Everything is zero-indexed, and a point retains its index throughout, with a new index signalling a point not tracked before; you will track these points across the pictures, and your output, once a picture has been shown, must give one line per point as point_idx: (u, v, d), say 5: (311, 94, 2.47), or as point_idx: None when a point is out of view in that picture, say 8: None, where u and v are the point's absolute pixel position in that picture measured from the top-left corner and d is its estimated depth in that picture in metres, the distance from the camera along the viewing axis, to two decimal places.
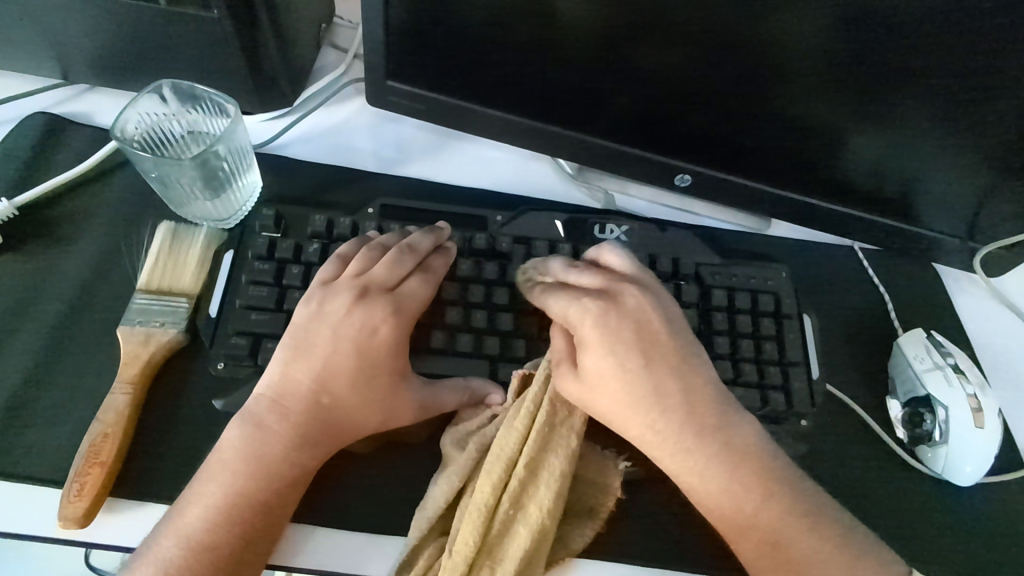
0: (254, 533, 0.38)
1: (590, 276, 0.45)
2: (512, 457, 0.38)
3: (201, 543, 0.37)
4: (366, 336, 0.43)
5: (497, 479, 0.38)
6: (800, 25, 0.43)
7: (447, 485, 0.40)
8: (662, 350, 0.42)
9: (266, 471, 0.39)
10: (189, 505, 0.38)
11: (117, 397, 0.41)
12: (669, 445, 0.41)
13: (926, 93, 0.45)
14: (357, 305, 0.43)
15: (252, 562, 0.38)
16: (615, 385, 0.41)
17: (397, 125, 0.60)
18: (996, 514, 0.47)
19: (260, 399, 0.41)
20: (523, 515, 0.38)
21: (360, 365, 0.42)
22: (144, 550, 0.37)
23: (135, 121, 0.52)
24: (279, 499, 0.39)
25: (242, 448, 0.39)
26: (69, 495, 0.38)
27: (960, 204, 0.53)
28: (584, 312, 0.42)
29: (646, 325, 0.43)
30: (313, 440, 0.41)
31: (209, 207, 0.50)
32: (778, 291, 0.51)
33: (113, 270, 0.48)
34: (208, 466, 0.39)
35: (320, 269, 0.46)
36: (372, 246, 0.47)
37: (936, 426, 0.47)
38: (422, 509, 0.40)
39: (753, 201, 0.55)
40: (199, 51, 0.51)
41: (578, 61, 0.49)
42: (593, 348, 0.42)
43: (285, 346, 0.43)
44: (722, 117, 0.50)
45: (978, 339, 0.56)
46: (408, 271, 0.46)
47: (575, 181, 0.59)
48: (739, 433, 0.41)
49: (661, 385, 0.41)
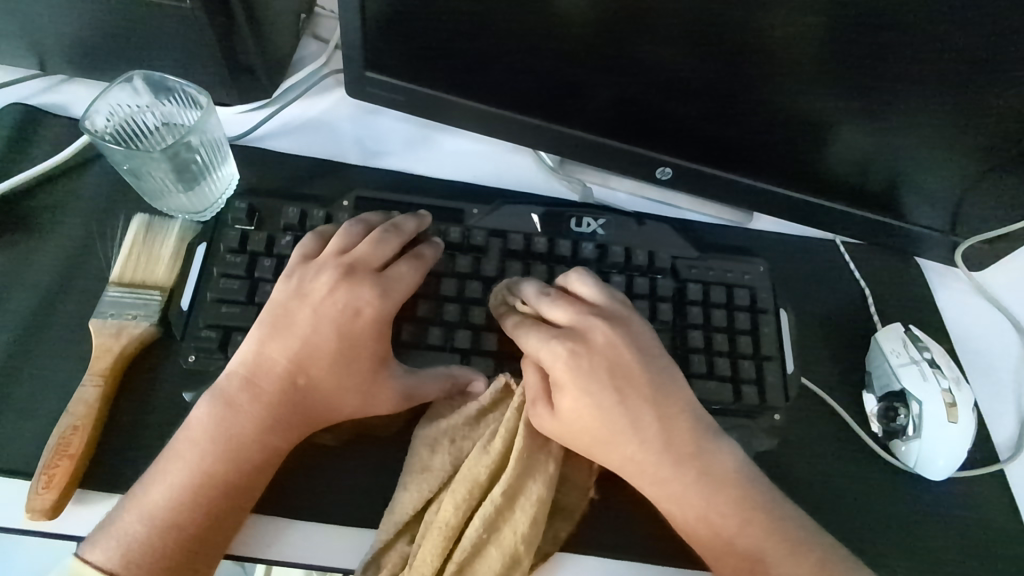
0: (217, 512, 0.38)
1: (561, 310, 0.44)
2: (480, 479, 0.39)
3: (166, 520, 0.37)
4: (350, 317, 0.43)
5: (463, 498, 0.39)
6: (776, 19, 0.43)
7: (417, 495, 0.40)
8: (636, 383, 0.42)
9: (232, 450, 0.39)
10: (152, 482, 0.38)
11: (88, 389, 0.42)
12: (648, 475, 0.41)
13: (902, 87, 0.45)
14: (340, 285, 0.43)
15: (212, 541, 0.38)
16: (591, 423, 0.40)
17: (376, 117, 0.60)
18: (968, 508, 0.47)
19: (233, 377, 0.41)
20: (496, 538, 0.38)
21: (341, 347, 0.42)
22: (105, 525, 0.37)
23: (107, 113, 0.52)
24: (245, 478, 0.39)
25: (210, 425, 0.40)
26: (37, 486, 0.38)
27: (943, 198, 0.53)
28: (556, 355, 0.41)
29: (620, 361, 0.42)
30: (286, 422, 0.41)
31: (182, 199, 0.50)
32: (753, 285, 0.51)
33: (87, 263, 0.48)
34: (174, 443, 0.40)
35: (297, 244, 0.47)
36: (355, 223, 0.47)
37: (910, 420, 0.47)
38: (389, 514, 0.40)
39: (731, 194, 0.55)
40: (175, 41, 0.51)
41: (553, 53, 0.48)
42: (569, 390, 0.41)
43: (263, 324, 0.43)
44: (700, 109, 0.50)
45: (960, 334, 0.56)
46: (393, 251, 0.46)
47: (555, 173, 0.59)
48: (717, 460, 0.42)
49: (637, 415, 0.41)
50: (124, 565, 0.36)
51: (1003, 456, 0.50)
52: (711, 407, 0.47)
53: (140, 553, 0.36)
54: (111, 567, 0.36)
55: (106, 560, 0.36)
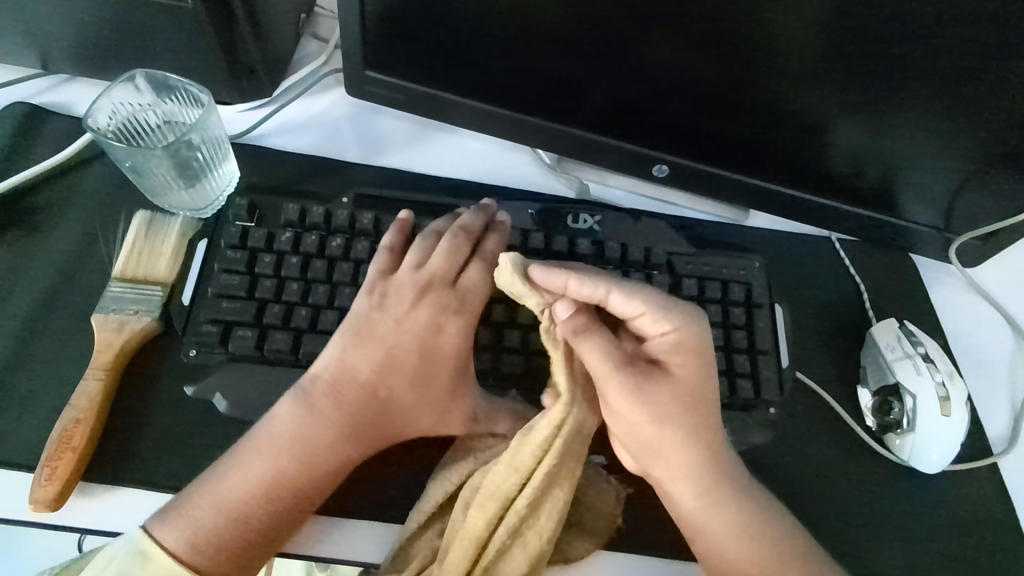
0: (283, 514, 0.39)
1: (651, 289, 0.42)
2: (506, 490, 0.38)
3: (237, 514, 0.38)
4: (432, 333, 0.45)
5: (495, 511, 0.38)
6: (770, 18, 0.43)
7: (442, 489, 0.41)
8: (689, 389, 0.40)
9: (311, 459, 0.40)
10: (230, 473, 0.39)
11: (90, 383, 0.42)
12: (695, 474, 0.41)
13: (894, 85, 0.45)
14: (421, 301, 0.46)
15: (279, 538, 0.39)
16: (637, 423, 0.40)
17: (376, 115, 0.60)
18: (961, 501, 0.48)
19: (319, 382, 0.43)
20: (521, 541, 0.38)
21: (422, 361, 0.44)
22: (177, 506, 0.38)
23: (108, 112, 0.52)
24: (319, 487, 0.41)
25: (293, 428, 0.41)
26: (40, 478, 0.39)
27: (936, 194, 0.53)
28: (662, 333, 0.40)
29: (702, 354, 0.42)
30: (366, 433, 0.42)
31: (183, 197, 0.51)
32: (748, 281, 0.52)
33: (90, 259, 0.48)
34: (254, 439, 0.41)
35: (370, 263, 0.48)
36: (427, 233, 0.49)
37: (904, 414, 0.48)
38: (419, 508, 0.41)
39: (727, 190, 0.55)
40: (177, 41, 0.52)
41: (549, 51, 0.49)
42: (658, 372, 0.40)
43: (345, 331, 0.44)
44: (695, 107, 0.50)
45: (954, 329, 0.57)
46: (465, 260, 0.48)
47: (553, 171, 0.59)
48: (746, 482, 0.42)
49: (684, 422, 0.40)
50: (191, 552, 0.37)
51: (996, 450, 0.51)
52: None
53: (207, 542, 0.37)
54: (179, 551, 0.37)
55: (176, 544, 0.37)
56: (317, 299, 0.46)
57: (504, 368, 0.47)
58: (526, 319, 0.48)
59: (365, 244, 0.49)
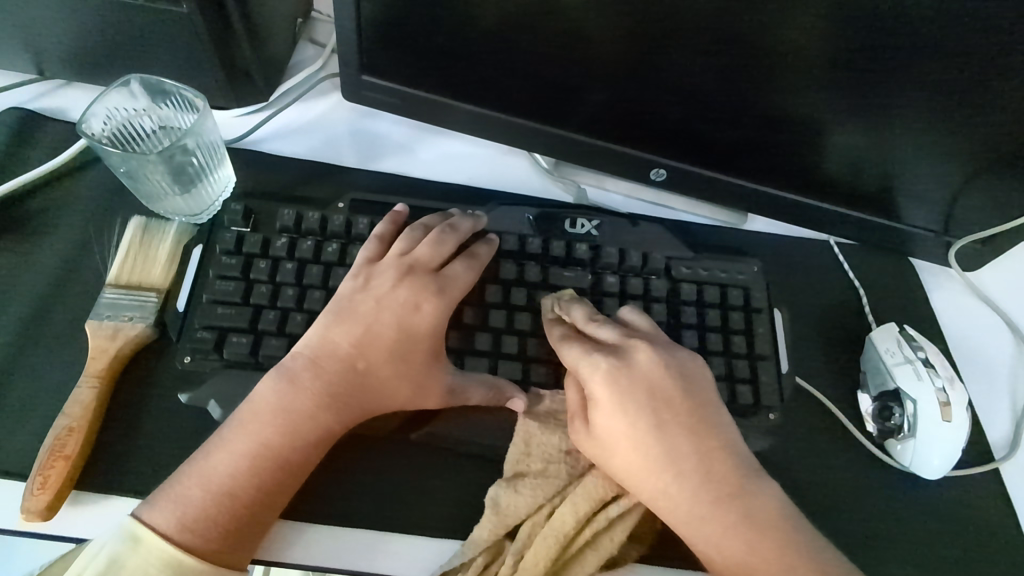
0: (270, 490, 0.39)
1: (608, 332, 0.45)
2: (603, 496, 0.41)
3: (223, 489, 0.38)
4: (410, 311, 0.44)
5: (585, 511, 0.41)
6: (768, 22, 0.43)
7: (531, 498, 0.42)
8: (677, 416, 0.43)
9: (294, 430, 0.40)
10: (217, 450, 0.39)
11: (83, 390, 0.42)
12: (684, 513, 0.40)
13: (892, 89, 0.45)
14: (402, 281, 0.45)
15: (263, 518, 0.39)
16: (623, 444, 0.41)
17: (373, 120, 0.60)
18: (963, 507, 0.47)
19: (299, 358, 0.43)
20: (595, 546, 0.40)
21: (400, 339, 0.44)
22: (165, 489, 0.38)
23: (104, 117, 0.52)
24: (302, 459, 0.40)
25: (275, 401, 0.41)
26: (33, 487, 0.38)
27: (935, 198, 0.53)
28: (595, 368, 0.43)
29: (661, 388, 0.43)
30: (343, 403, 0.42)
31: (178, 202, 0.50)
32: (747, 286, 0.52)
33: (84, 265, 0.48)
34: (240, 414, 0.41)
35: (359, 249, 0.48)
36: (416, 227, 0.49)
37: (905, 419, 0.48)
38: (497, 514, 0.41)
39: (725, 194, 0.55)
40: (172, 46, 0.51)
41: (546, 56, 0.49)
42: (604, 408, 0.42)
43: (327, 313, 0.44)
44: (693, 111, 0.50)
45: (954, 334, 0.56)
46: (450, 251, 0.48)
47: (551, 175, 0.59)
48: (759, 502, 0.41)
49: (674, 448, 0.42)
50: (179, 530, 0.37)
51: (998, 456, 0.50)
52: None
53: (195, 519, 0.37)
54: (168, 530, 0.36)
55: (165, 523, 0.36)
56: (312, 305, 0.46)
57: (502, 374, 0.46)
58: (524, 325, 0.48)
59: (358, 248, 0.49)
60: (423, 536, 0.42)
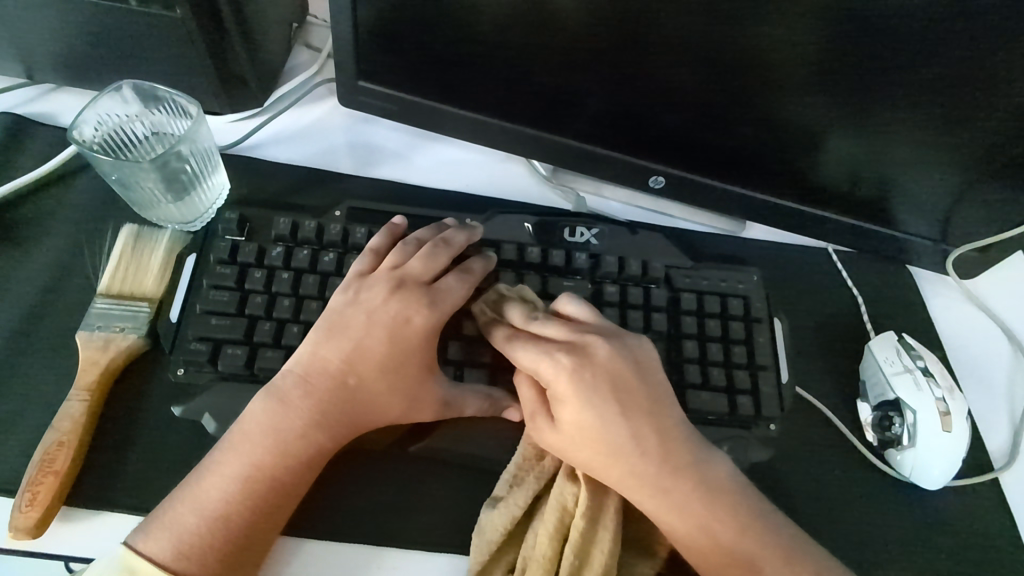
0: (266, 511, 0.38)
1: (556, 327, 0.42)
2: (568, 505, 0.39)
3: (217, 512, 0.37)
4: (400, 324, 0.43)
5: (555, 528, 0.39)
6: (768, 29, 0.43)
7: (507, 512, 0.40)
8: (640, 398, 0.41)
9: (286, 450, 0.39)
10: (208, 474, 0.39)
11: (73, 404, 0.41)
12: (649, 488, 0.40)
13: (893, 97, 0.45)
14: (394, 295, 0.44)
15: (259, 541, 0.38)
16: (593, 435, 0.40)
17: (370, 126, 0.59)
18: (964, 518, 0.47)
19: (289, 375, 0.42)
20: (587, 561, 0.38)
21: (392, 353, 0.43)
22: (158, 515, 0.37)
23: (95, 123, 0.51)
24: (295, 479, 0.39)
25: (265, 422, 0.40)
26: (20, 504, 0.37)
27: (935, 207, 0.53)
28: (556, 366, 0.40)
29: (620, 375, 0.41)
30: (335, 421, 0.41)
31: (172, 210, 0.49)
32: (747, 295, 0.51)
33: (75, 275, 0.47)
34: (228, 436, 0.40)
35: (353, 261, 0.47)
36: (408, 240, 0.48)
37: (905, 429, 0.47)
38: (480, 537, 0.41)
39: (725, 202, 0.55)
40: (166, 53, 0.51)
41: (545, 62, 0.48)
42: (568, 403, 0.40)
43: (319, 327, 0.43)
44: (694, 117, 0.50)
45: (951, 344, 0.56)
46: (444, 265, 0.47)
47: (549, 182, 0.58)
48: (714, 473, 0.41)
49: (637, 429, 0.41)
50: (176, 558, 0.36)
51: (997, 465, 0.50)
52: (705, 417, 0.47)
53: (192, 545, 0.36)
54: (164, 558, 0.36)
55: (160, 552, 0.36)
56: (309, 316, 0.45)
57: (501, 386, 0.46)
58: None
59: (355, 257, 0.48)
60: (414, 549, 0.41)
